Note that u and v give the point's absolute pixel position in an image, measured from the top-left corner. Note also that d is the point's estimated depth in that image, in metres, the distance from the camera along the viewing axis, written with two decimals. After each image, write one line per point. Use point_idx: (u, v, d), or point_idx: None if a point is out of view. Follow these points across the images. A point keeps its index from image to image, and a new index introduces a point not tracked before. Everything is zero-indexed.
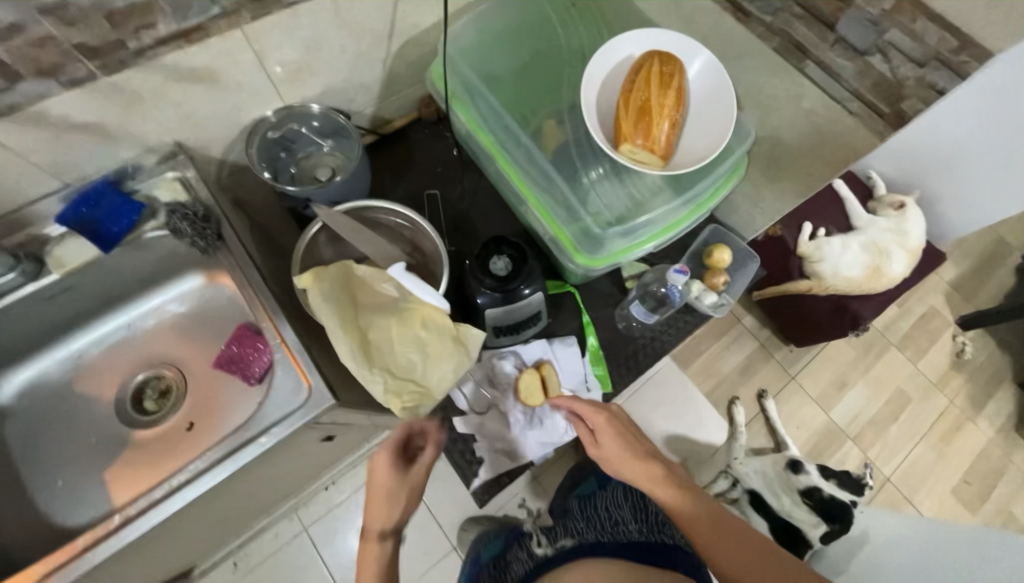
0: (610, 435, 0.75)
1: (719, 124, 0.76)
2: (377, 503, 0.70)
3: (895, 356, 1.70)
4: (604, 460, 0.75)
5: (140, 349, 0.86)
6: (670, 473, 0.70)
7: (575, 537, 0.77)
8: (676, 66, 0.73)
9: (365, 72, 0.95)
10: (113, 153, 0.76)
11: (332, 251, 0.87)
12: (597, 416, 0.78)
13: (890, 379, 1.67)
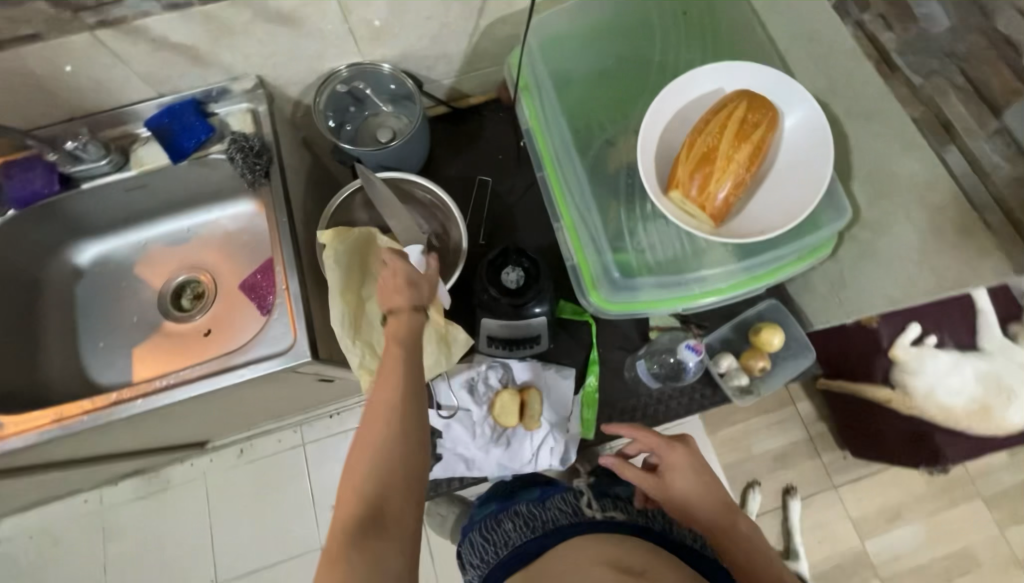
0: (686, 473, 0.72)
1: (802, 196, 0.64)
2: (398, 292, 0.61)
3: (980, 511, 1.39)
4: (671, 499, 0.72)
5: (190, 252, 0.96)
6: (745, 529, 0.68)
7: (624, 514, 0.79)
8: (767, 119, 0.62)
9: (448, 43, 0.93)
10: (202, 75, 0.83)
11: (365, 215, 0.89)
12: (674, 452, 0.73)
13: (959, 534, 1.38)
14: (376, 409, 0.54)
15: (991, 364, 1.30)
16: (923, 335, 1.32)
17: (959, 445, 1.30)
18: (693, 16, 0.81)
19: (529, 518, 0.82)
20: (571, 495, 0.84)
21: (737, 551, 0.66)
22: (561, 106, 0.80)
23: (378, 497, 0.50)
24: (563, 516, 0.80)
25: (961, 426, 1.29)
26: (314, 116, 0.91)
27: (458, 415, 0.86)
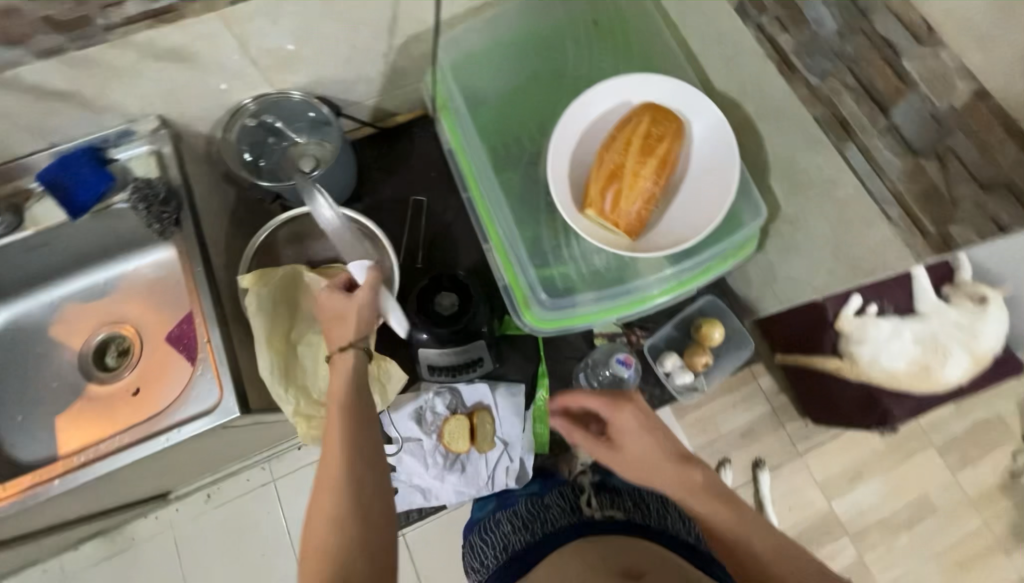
0: (638, 434, 0.67)
1: (709, 207, 0.69)
2: (344, 328, 0.66)
3: (930, 459, 1.45)
4: (627, 463, 0.67)
5: (108, 306, 0.90)
6: (703, 481, 0.64)
7: (624, 512, 0.73)
8: (670, 131, 0.66)
9: (364, 65, 0.89)
10: (95, 121, 0.76)
11: (291, 251, 0.88)
12: (623, 414, 0.68)
13: (915, 483, 1.43)
14: (328, 471, 0.57)
15: (928, 327, 1.29)
16: (867, 306, 1.25)
17: (905, 401, 1.32)
18: (604, 25, 0.80)
19: (526, 521, 0.76)
20: (569, 492, 0.78)
21: (700, 505, 0.64)
22: (483, 127, 0.79)
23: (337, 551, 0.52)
24: (561, 517, 0.74)
25: (905, 386, 1.31)
26: (226, 153, 0.87)
27: (410, 446, 0.88)
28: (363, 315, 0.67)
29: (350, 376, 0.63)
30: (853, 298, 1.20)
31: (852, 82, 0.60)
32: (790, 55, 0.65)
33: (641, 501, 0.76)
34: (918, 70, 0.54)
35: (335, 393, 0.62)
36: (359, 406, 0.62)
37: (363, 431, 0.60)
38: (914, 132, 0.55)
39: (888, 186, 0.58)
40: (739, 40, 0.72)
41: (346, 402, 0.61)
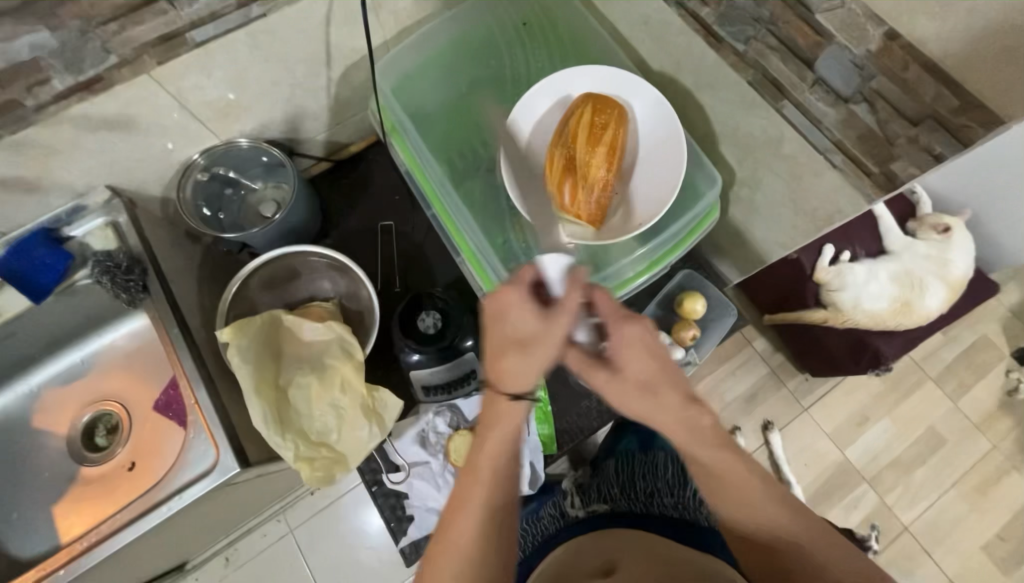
0: (644, 357, 0.55)
1: (666, 181, 0.70)
2: (513, 365, 0.52)
3: (931, 392, 1.48)
4: (626, 381, 0.56)
5: (89, 386, 0.87)
6: (711, 424, 0.58)
7: (607, 504, 0.87)
8: (616, 119, 0.68)
9: (307, 101, 0.90)
10: (43, 201, 0.75)
11: (267, 297, 0.85)
12: (631, 326, 0.54)
13: (921, 418, 1.46)
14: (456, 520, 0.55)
15: (900, 264, 1.30)
16: (838, 253, 1.26)
17: (896, 338, 1.30)
18: (532, 24, 0.83)
19: (527, 532, 0.90)
20: (560, 500, 0.91)
21: (703, 450, 0.58)
22: (438, 143, 0.81)
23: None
24: (554, 524, 0.87)
25: (891, 325, 1.29)
26: (182, 210, 0.84)
27: (418, 470, 0.86)
28: (549, 350, 0.52)
29: (509, 432, 0.55)
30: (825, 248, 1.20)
31: (772, 45, 0.62)
32: (712, 25, 0.67)
33: (626, 486, 0.88)
34: (831, 22, 0.55)
35: (484, 449, 0.55)
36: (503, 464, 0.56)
37: (502, 485, 0.56)
38: (841, 82, 0.57)
39: (828, 135, 0.60)
40: (664, 20, 0.74)
41: (496, 461, 0.56)
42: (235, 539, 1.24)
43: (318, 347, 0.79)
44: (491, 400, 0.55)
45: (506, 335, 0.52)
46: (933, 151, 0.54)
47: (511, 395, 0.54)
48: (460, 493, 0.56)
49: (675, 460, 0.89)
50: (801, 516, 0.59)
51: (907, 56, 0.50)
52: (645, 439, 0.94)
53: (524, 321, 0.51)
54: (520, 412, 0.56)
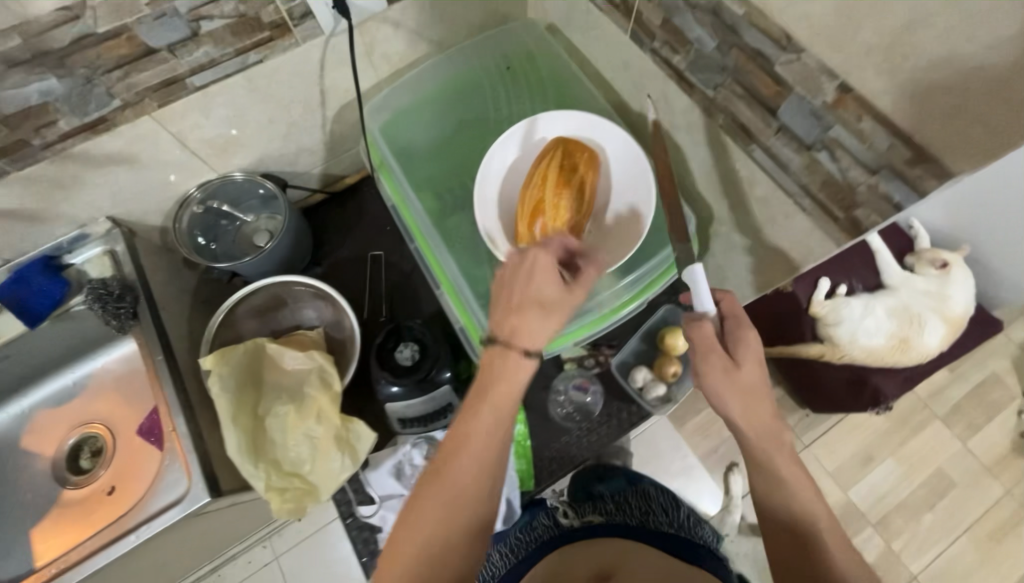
0: (753, 362, 0.57)
1: (635, 221, 0.74)
2: (536, 318, 0.52)
3: (939, 432, 1.40)
4: (737, 384, 0.56)
5: (76, 408, 0.89)
6: (788, 448, 0.58)
7: (602, 515, 0.78)
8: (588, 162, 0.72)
9: (303, 138, 0.94)
10: (46, 231, 0.79)
11: (253, 324, 0.87)
12: (750, 333, 0.59)
13: (927, 459, 1.38)
14: (421, 526, 0.48)
15: (898, 299, 1.20)
16: (834, 286, 1.18)
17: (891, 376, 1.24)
18: (515, 67, 0.87)
19: (515, 545, 0.78)
20: (552, 507, 0.83)
21: (781, 467, 0.56)
22: (423, 180, 0.84)
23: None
24: (547, 531, 0.77)
25: (890, 362, 1.23)
26: (177, 240, 0.88)
27: (392, 503, 0.87)
28: (566, 316, 0.54)
29: (492, 425, 0.51)
30: (821, 281, 1.14)
31: (739, 93, 0.63)
32: (685, 72, 0.70)
33: (621, 503, 0.81)
34: (789, 74, 0.55)
35: (467, 450, 0.50)
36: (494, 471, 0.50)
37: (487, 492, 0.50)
38: (804, 130, 0.58)
39: (796, 180, 0.62)
40: (643, 65, 0.77)
41: (486, 464, 0.50)
42: (219, 564, 1.21)
43: (299, 376, 0.81)
44: (470, 403, 0.52)
45: (529, 295, 0.53)
46: (892, 199, 0.53)
47: (526, 347, 0.52)
48: (433, 498, 0.48)
49: (664, 491, 0.84)
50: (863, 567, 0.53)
51: (861, 109, 0.50)
52: (633, 479, 0.88)
53: (547, 285, 0.53)
54: (512, 401, 0.52)
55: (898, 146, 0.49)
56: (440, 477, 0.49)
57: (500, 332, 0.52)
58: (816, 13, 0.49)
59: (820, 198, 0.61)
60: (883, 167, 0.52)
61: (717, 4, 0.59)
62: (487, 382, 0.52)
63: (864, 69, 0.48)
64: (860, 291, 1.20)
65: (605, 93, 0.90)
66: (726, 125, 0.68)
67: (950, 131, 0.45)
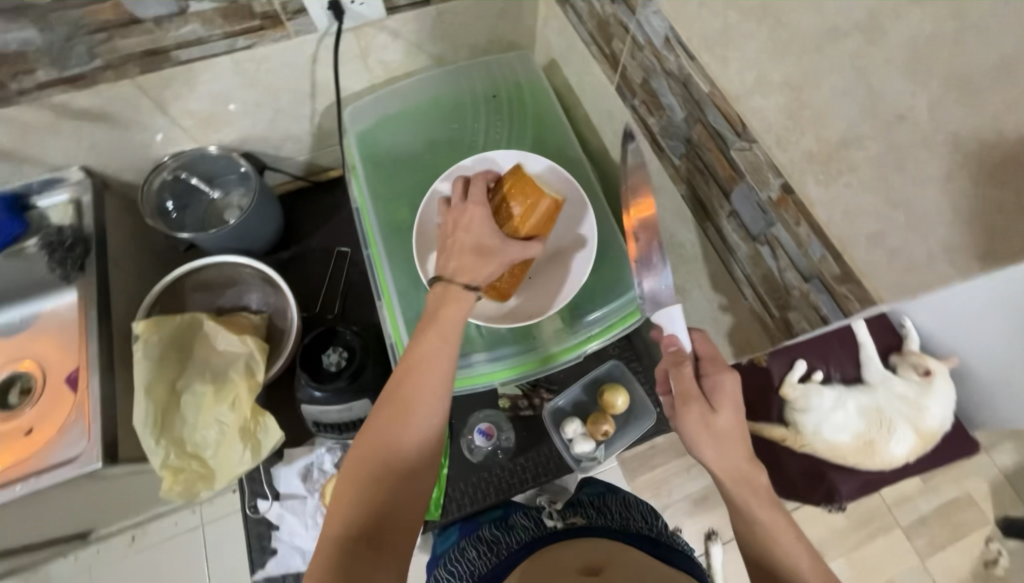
0: (731, 409, 0.57)
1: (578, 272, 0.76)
2: (467, 257, 0.59)
3: (894, 541, 1.24)
4: (711, 428, 0.55)
5: (17, 345, 0.90)
6: (765, 489, 0.55)
7: (586, 519, 0.74)
8: (533, 206, 0.66)
9: (289, 125, 0.95)
10: (18, 171, 0.81)
11: (199, 297, 0.88)
12: (729, 377, 0.57)
13: (875, 570, 1.23)
14: (369, 450, 0.50)
15: None
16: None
17: (854, 477, 1.06)
18: (502, 97, 0.88)
19: (493, 542, 0.74)
20: (533, 511, 0.81)
21: (757, 508, 0.54)
22: (386, 189, 0.85)
23: (372, 529, 0.48)
24: (526, 533, 0.73)
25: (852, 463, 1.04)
26: (143, 202, 0.90)
27: (291, 505, 0.85)
28: (500, 268, 0.61)
29: (440, 360, 0.54)
30: None
31: (701, 167, 0.62)
32: (657, 135, 0.68)
33: (601, 509, 0.78)
34: (741, 161, 0.53)
35: (419, 379, 0.53)
36: (441, 405, 0.54)
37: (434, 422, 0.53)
38: (750, 220, 0.56)
39: (742, 267, 0.61)
40: (624, 118, 0.77)
41: (432, 395, 0.53)
42: (145, 519, 1.17)
43: (228, 359, 0.81)
44: (420, 332, 0.56)
45: (465, 243, 0.60)
46: (820, 310, 0.51)
47: (465, 284, 0.58)
48: (381, 424, 0.51)
49: (641, 502, 0.84)
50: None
51: (800, 214, 0.47)
52: (612, 493, 0.85)
53: (483, 235, 0.60)
54: (454, 346, 0.56)
55: (829, 259, 0.46)
56: (390, 400, 0.52)
57: (444, 274, 0.58)
58: (762, 102, 0.48)
59: (760, 288, 0.59)
60: (814, 276, 0.49)
61: (687, 77, 0.57)
62: (435, 323, 0.56)
63: (804, 174, 0.46)
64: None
65: (590, 137, 0.89)
66: (687, 197, 0.66)
67: (876, 256, 0.42)
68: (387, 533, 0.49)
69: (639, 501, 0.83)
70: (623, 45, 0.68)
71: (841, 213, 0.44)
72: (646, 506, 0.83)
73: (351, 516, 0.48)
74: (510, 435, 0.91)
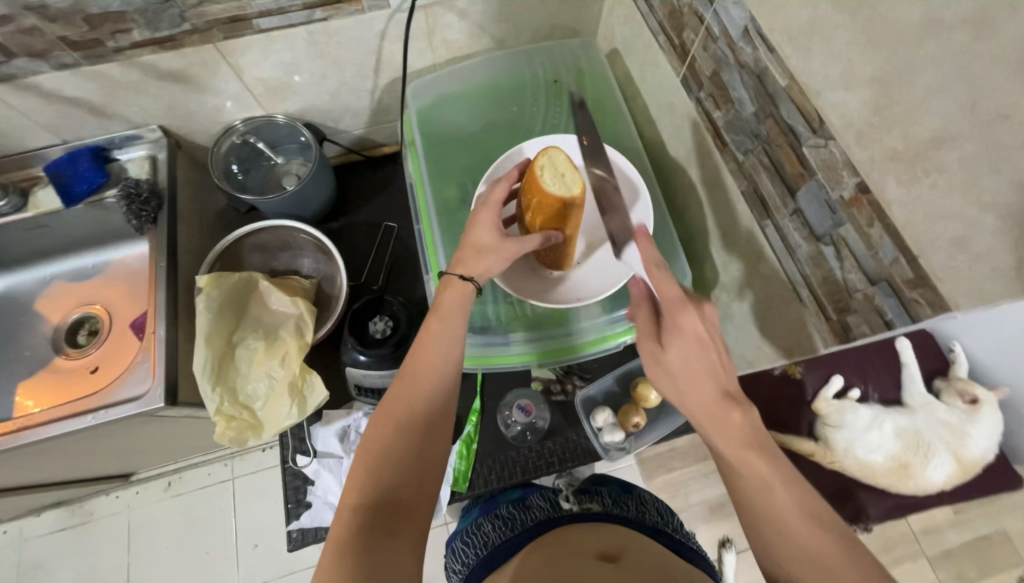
0: (688, 345, 0.54)
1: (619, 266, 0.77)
2: (466, 254, 0.64)
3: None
4: (664, 366, 0.56)
5: (88, 290, 0.97)
6: (743, 425, 0.52)
7: (602, 506, 0.74)
8: (542, 202, 0.67)
9: (351, 100, 0.98)
10: (104, 125, 0.86)
11: (256, 258, 0.93)
12: (687, 314, 0.54)
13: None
14: (381, 427, 0.54)
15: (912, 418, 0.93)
16: (844, 386, 0.94)
17: (882, 498, 1.07)
18: (562, 83, 0.90)
19: (509, 518, 0.77)
20: (550, 493, 0.81)
21: (723, 443, 0.52)
22: (442, 167, 0.88)
23: (386, 501, 0.50)
24: (542, 512, 0.75)
25: (882, 484, 1.03)
26: (212, 163, 0.94)
27: (327, 462, 0.89)
28: (499, 261, 0.64)
29: (444, 345, 0.57)
30: (832, 376, 0.92)
31: (765, 164, 0.61)
32: (721, 129, 0.68)
33: (618, 499, 0.78)
34: (813, 158, 0.53)
35: (423, 359, 0.57)
36: (445, 383, 0.56)
37: (439, 398, 0.56)
38: (816, 219, 0.55)
39: (798, 267, 0.59)
40: (685, 111, 0.76)
41: (436, 374, 0.56)
42: (181, 467, 1.25)
43: (279, 318, 0.86)
44: (424, 322, 0.60)
45: (467, 242, 0.65)
46: (885, 314, 0.50)
47: (460, 275, 0.62)
48: (392, 402, 0.55)
49: (657, 500, 0.84)
50: (836, 535, 0.47)
51: (874, 214, 0.47)
52: (626, 488, 0.85)
53: (482, 235, 0.65)
54: (455, 326, 0.59)
55: (902, 262, 0.45)
56: (399, 383, 0.56)
57: (447, 268, 0.64)
58: (846, 99, 0.47)
59: (816, 289, 0.58)
60: (881, 279, 0.48)
61: (763, 69, 0.57)
62: (437, 311, 0.60)
63: (885, 173, 0.45)
64: (868, 399, 0.95)
65: (645, 128, 0.89)
66: (747, 194, 0.66)
67: (956, 261, 0.41)
68: (401, 506, 0.51)
69: (656, 500, 0.83)
70: (695, 36, 0.67)
71: (921, 215, 0.43)
72: (663, 505, 0.83)
73: (367, 489, 0.51)
74: (545, 415, 0.92)
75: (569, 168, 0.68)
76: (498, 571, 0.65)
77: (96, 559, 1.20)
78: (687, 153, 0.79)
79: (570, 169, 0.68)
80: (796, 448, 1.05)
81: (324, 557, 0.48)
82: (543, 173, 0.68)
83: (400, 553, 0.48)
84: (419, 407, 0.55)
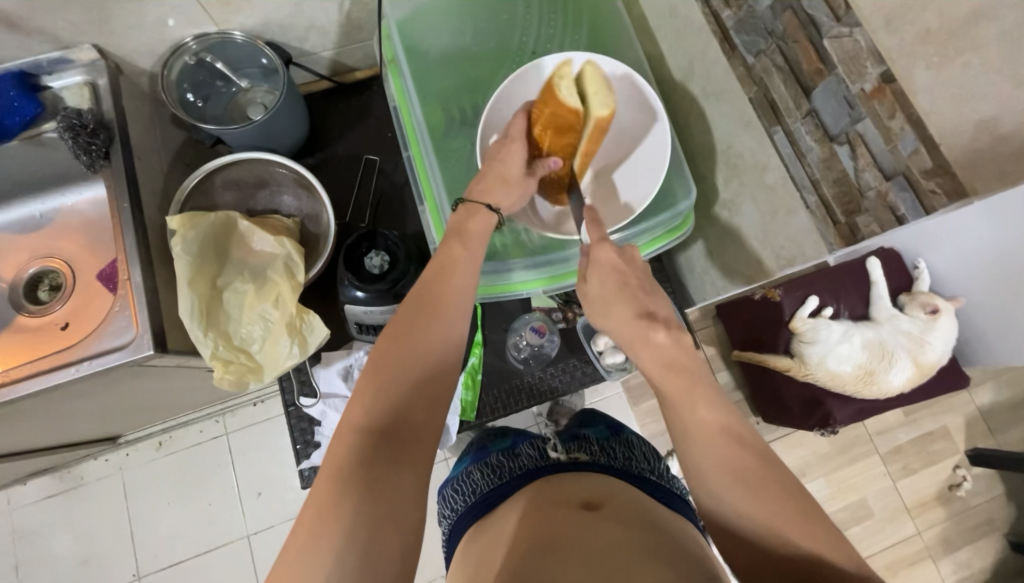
0: (605, 276, 0.55)
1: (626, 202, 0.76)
2: (495, 183, 0.65)
3: (875, 465, 1.30)
4: (586, 298, 0.57)
5: (37, 241, 0.87)
6: (665, 343, 0.52)
7: (591, 456, 0.65)
8: (557, 110, 0.71)
9: (316, 13, 0.87)
10: (25, 44, 0.74)
11: (231, 195, 0.85)
12: (603, 249, 0.57)
13: (855, 487, 1.29)
14: (393, 347, 0.52)
15: (877, 333, 0.95)
16: (819, 304, 0.94)
17: (850, 404, 1.00)
18: None
19: (497, 466, 0.69)
20: (540, 441, 0.71)
21: (648, 361, 0.53)
22: (427, 87, 0.82)
23: (392, 427, 0.48)
24: (529, 462, 0.66)
25: (848, 390, 0.98)
26: (164, 90, 0.85)
27: (334, 402, 0.87)
28: (518, 194, 0.67)
29: (467, 267, 0.57)
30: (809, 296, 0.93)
31: (778, 66, 0.59)
32: (730, 30, 0.65)
33: (605, 445, 0.69)
34: (834, 51, 0.52)
35: (444, 287, 0.55)
36: (461, 314, 0.56)
37: (453, 327, 0.54)
38: (831, 118, 0.54)
39: (808, 172, 0.60)
40: (689, 15, 0.72)
41: (456, 302, 0.55)
42: (171, 425, 1.22)
43: (266, 259, 0.80)
44: (446, 245, 0.59)
45: (494, 169, 0.66)
46: (897, 211, 0.53)
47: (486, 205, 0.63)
48: (408, 316, 0.53)
49: (645, 444, 0.74)
50: (757, 458, 0.47)
51: (897, 104, 0.48)
52: (614, 429, 0.76)
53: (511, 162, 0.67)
54: (478, 256, 0.59)
55: (922, 153, 0.48)
56: (414, 299, 0.54)
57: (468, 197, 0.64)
58: None
59: (826, 195, 0.58)
60: (897, 174, 0.51)
61: None
62: (461, 236, 0.60)
63: (913, 59, 0.46)
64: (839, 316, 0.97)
65: (642, 40, 0.84)
66: (755, 102, 0.63)
67: None
68: (408, 432, 0.49)
69: (643, 442, 0.75)
70: None
71: (951, 97, 0.45)
72: (650, 447, 0.74)
73: (372, 413, 0.49)
74: (555, 340, 0.93)
75: (593, 87, 0.74)
76: (483, 524, 0.61)
77: (94, 518, 1.18)
78: (689, 63, 0.75)
79: (601, 88, 0.74)
80: (771, 365, 1.02)
81: (321, 485, 0.45)
82: (561, 85, 0.73)
83: (405, 487, 0.46)
84: (434, 334, 0.53)
